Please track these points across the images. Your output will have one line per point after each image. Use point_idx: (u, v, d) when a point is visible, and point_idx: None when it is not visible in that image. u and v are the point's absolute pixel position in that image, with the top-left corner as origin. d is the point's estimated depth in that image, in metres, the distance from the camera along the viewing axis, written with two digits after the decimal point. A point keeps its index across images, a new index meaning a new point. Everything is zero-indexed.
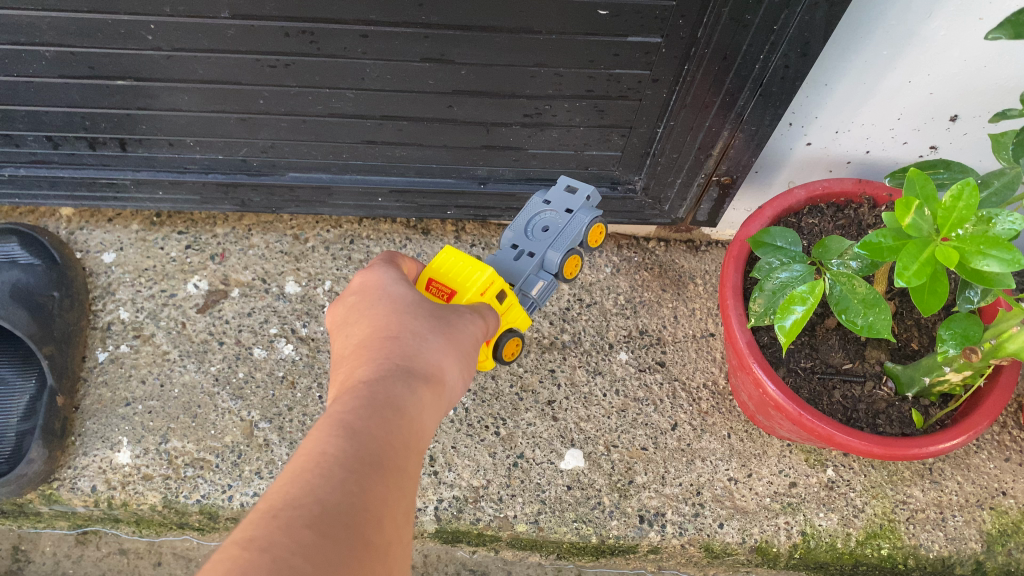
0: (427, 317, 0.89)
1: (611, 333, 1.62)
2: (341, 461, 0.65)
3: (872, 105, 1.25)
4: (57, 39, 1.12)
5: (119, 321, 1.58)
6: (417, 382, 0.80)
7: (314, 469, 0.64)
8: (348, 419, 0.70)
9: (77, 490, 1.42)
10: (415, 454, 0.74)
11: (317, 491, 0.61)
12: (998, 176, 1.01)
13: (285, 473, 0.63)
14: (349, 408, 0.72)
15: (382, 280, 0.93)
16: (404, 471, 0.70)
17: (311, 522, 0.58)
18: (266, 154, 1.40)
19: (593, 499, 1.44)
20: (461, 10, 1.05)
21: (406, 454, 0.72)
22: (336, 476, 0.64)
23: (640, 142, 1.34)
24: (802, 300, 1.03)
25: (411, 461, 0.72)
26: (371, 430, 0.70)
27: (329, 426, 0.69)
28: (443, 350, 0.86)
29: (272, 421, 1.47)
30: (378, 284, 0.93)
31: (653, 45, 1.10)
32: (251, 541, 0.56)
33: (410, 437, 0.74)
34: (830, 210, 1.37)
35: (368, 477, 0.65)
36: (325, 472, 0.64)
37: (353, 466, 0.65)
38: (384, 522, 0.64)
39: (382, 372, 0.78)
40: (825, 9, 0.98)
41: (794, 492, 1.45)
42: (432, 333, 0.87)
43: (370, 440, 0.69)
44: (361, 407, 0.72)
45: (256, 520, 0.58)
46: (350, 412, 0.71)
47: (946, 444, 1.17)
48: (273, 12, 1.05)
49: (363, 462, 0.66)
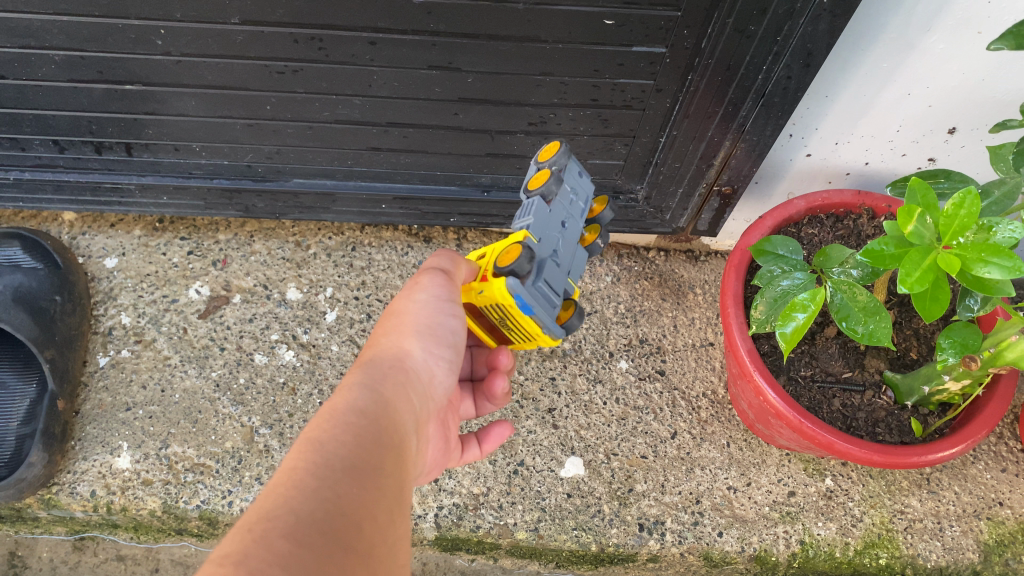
0: (386, 324, 0.98)
1: (612, 342, 1.62)
2: (313, 471, 0.68)
3: (872, 117, 1.27)
4: (66, 44, 1.13)
5: (120, 325, 1.58)
6: (375, 373, 0.87)
7: (288, 481, 0.66)
8: (318, 433, 0.74)
9: (76, 495, 1.42)
10: (393, 449, 0.77)
11: (291, 502, 0.64)
12: (998, 186, 1.02)
13: (264, 489, 0.66)
14: (316, 424, 0.75)
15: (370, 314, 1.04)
16: (381, 468, 0.73)
17: (285, 533, 0.61)
18: (271, 160, 1.40)
19: (592, 507, 1.44)
20: (469, 18, 1.06)
21: (381, 451, 0.75)
22: (310, 486, 0.66)
23: (643, 151, 1.35)
24: (803, 307, 1.04)
25: (387, 456, 0.75)
26: (340, 438, 0.73)
27: (300, 442, 0.72)
28: (402, 340, 0.94)
29: (273, 427, 1.47)
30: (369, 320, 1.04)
31: (658, 55, 1.12)
32: (225, 557, 0.57)
33: (384, 435, 0.77)
34: (829, 220, 1.38)
35: (341, 482, 0.68)
36: (299, 484, 0.66)
37: (324, 474, 0.68)
38: (364, 524, 0.67)
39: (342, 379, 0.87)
40: (828, 21, 1.00)
41: (793, 501, 1.45)
42: (386, 335, 0.96)
43: (340, 447, 0.72)
44: (326, 418, 0.76)
45: (233, 536, 0.60)
46: (320, 425, 0.75)
47: (942, 453, 1.18)
48: (283, 18, 1.06)
49: (333, 468, 0.69)
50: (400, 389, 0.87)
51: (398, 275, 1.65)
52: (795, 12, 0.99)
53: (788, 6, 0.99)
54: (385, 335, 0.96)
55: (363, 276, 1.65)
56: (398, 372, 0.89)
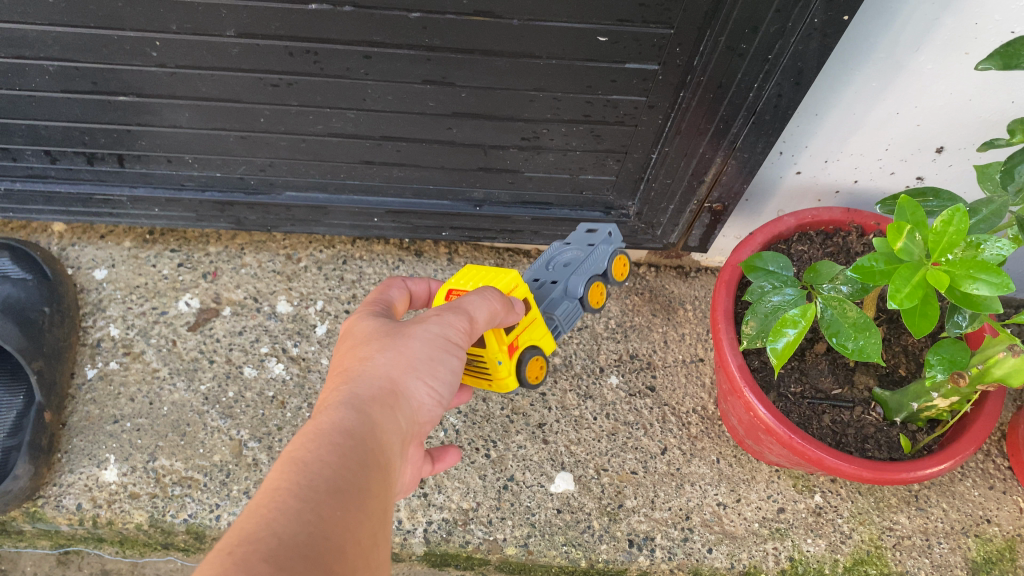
0: (380, 339, 0.91)
1: (602, 357, 1.63)
2: (295, 492, 0.66)
3: (861, 135, 1.28)
4: (60, 54, 1.13)
5: (108, 337, 1.57)
6: (365, 396, 0.82)
7: (270, 503, 0.64)
8: (302, 452, 0.71)
9: (61, 508, 1.41)
10: (377, 471, 0.75)
11: (272, 525, 0.62)
12: (986, 204, 1.03)
13: (245, 510, 0.64)
14: (300, 443, 0.72)
15: (355, 318, 0.96)
16: (364, 491, 0.71)
17: (267, 557, 0.59)
18: (263, 172, 1.41)
19: (582, 523, 1.44)
20: (464, 34, 1.07)
21: (365, 473, 0.73)
22: (291, 508, 0.64)
23: (635, 167, 1.36)
24: (794, 323, 1.04)
25: (371, 479, 0.73)
26: (323, 459, 0.71)
27: (283, 460, 0.70)
28: (395, 364, 0.88)
29: (261, 441, 1.47)
30: (352, 323, 0.96)
31: (650, 72, 1.13)
32: None
33: (369, 457, 0.75)
34: (819, 237, 1.39)
35: (324, 505, 0.66)
36: (280, 506, 0.64)
37: (306, 498, 0.66)
38: (347, 550, 0.65)
39: (329, 399, 0.81)
40: (819, 40, 1.01)
41: (783, 518, 1.45)
42: (381, 351, 0.89)
43: (323, 468, 0.70)
44: (311, 438, 0.73)
45: (210, 559, 0.58)
46: (304, 443, 0.72)
47: (929, 470, 1.18)
48: (278, 31, 1.07)
49: (316, 490, 0.67)
50: (390, 423, 0.81)
51: None
52: (787, 31, 1.01)
53: (780, 24, 1.00)
54: (378, 352, 0.89)
55: (354, 289, 1.65)
56: (392, 405, 0.84)
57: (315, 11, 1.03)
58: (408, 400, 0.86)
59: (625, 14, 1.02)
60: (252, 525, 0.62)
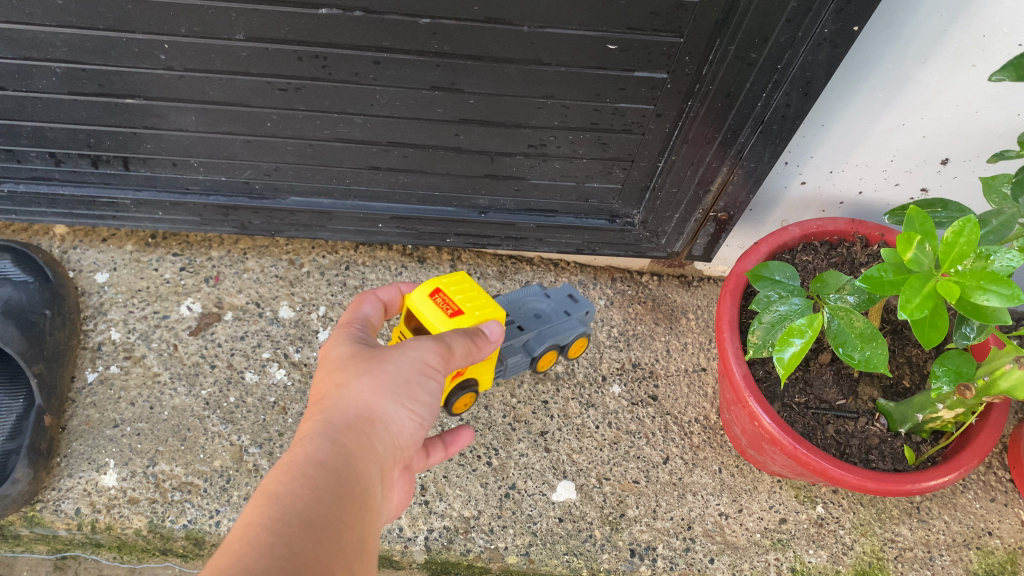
0: (357, 365, 0.93)
1: (604, 365, 1.62)
2: (269, 527, 0.68)
3: (867, 146, 1.28)
4: (68, 56, 1.13)
5: (109, 341, 1.56)
6: (341, 426, 0.84)
7: (242, 539, 0.66)
8: (277, 486, 0.73)
9: (61, 513, 1.39)
10: (353, 502, 0.76)
11: (245, 561, 0.64)
12: (994, 215, 1.05)
13: (220, 546, 0.66)
14: (274, 477, 0.74)
15: (331, 343, 0.98)
16: (339, 523, 0.73)
17: None
18: (269, 177, 1.40)
19: (584, 531, 1.43)
20: (474, 41, 1.07)
21: (340, 505, 0.75)
22: (265, 543, 0.66)
23: (641, 176, 1.36)
24: (800, 333, 1.04)
25: (346, 511, 0.75)
26: (297, 493, 0.73)
27: (258, 495, 0.72)
28: (371, 390, 0.89)
29: (262, 447, 1.46)
30: (327, 348, 0.98)
31: (659, 81, 1.13)
32: None
33: (345, 489, 0.77)
34: (823, 248, 1.39)
35: (296, 539, 0.68)
36: (254, 542, 0.66)
37: (278, 534, 0.68)
38: None
39: (305, 429, 0.83)
40: (828, 50, 1.01)
41: (784, 528, 1.45)
42: (357, 377, 0.91)
43: (297, 502, 0.72)
44: (286, 471, 0.75)
45: None
46: (278, 477, 0.74)
47: (931, 482, 1.18)
48: (288, 35, 1.07)
49: (289, 524, 0.69)
50: (366, 453, 0.83)
51: None
52: (796, 41, 1.01)
53: (790, 34, 1.00)
54: (354, 377, 0.91)
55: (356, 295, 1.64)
56: (369, 434, 0.85)
57: (326, 16, 1.03)
58: (386, 427, 0.88)
59: (635, 22, 1.03)
60: (225, 562, 0.64)
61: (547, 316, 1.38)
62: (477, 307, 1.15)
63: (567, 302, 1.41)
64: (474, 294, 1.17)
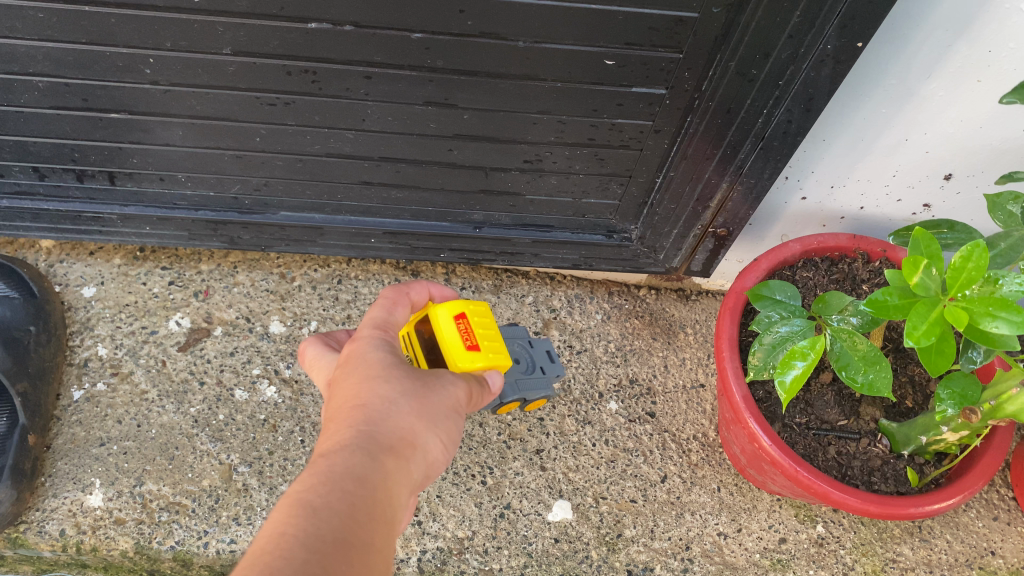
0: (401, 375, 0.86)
1: (601, 382, 1.59)
2: (302, 541, 0.65)
3: (869, 161, 1.25)
4: (50, 70, 1.10)
5: (96, 357, 1.53)
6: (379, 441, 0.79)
7: (275, 550, 0.63)
8: (311, 497, 0.69)
9: (44, 534, 1.36)
10: (382, 523, 0.72)
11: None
12: (1003, 238, 1.03)
13: (249, 555, 0.63)
14: (309, 485, 0.71)
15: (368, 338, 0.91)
16: (369, 545, 0.69)
17: None
18: (258, 192, 1.37)
19: (580, 552, 1.40)
20: (467, 55, 1.04)
21: (372, 525, 0.70)
22: (297, 559, 0.63)
23: (639, 191, 1.34)
24: (803, 356, 1.01)
25: (377, 532, 0.71)
26: (332, 507, 0.69)
27: (290, 505, 0.68)
28: (414, 413, 0.83)
29: (252, 466, 1.43)
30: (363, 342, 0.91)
31: (657, 96, 1.10)
32: None
33: (377, 508, 0.72)
34: (824, 264, 1.36)
35: (330, 557, 0.65)
36: (287, 555, 0.63)
37: (311, 551, 0.64)
38: None
39: (344, 435, 0.78)
40: (831, 66, 0.99)
41: (784, 548, 1.42)
42: (398, 390, 0.84)
43: (331, 517, 0.68)
44: (322, 481, 0.71)
45: None
46: (313, 488, 0.70)
47: (935, 506, 1.15)
48: (276, 50, 1.04)
49: (323, 540, 0.66)
50: (402, 475, 0.78)
51: None
52: (798, 57, 0.98)
53: (792, 51, 0.98)
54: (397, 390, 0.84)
55: (349, 310, 1.62)
56: (407, 457, 0.80)
57: (315, 31, 1.00)
58: (421, 452, 0.82)
59: (633, 37, 1.00)
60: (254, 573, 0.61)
61: (525, 365, 1.35)
62: (492, 345, 1.05)
63: (544, 360, 1.37)
64: (493, 328, 1.08)
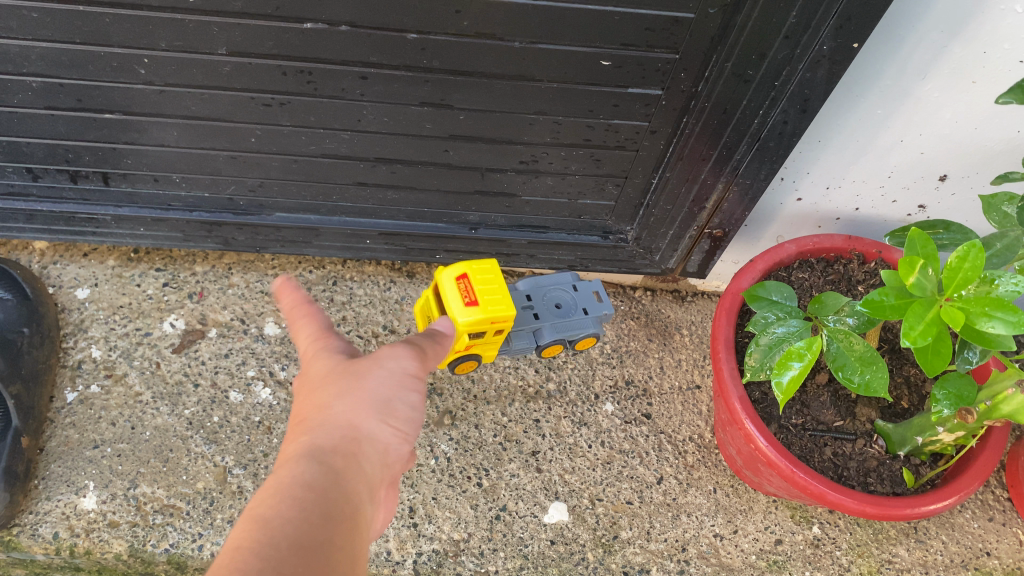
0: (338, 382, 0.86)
1: (597, 383, 1.59)
2: (257, 550, 0.62)
3: (864, 162, 1.25)
4: (44, 71, 1.09)
5: (90, 359, 1.52)
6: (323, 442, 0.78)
7: (228, 563, 0.60)
8: (261, 510, 0.66)
9: (38, 537, 1.35)
10: (341, 523, 0.69)
11: None
12: (999, 238, 1.03)
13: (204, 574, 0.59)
14: (259, 499, 0.68)
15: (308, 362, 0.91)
16: (326, 544, 0.66)
17: None
18: (253, 193, 1.37)
19: (576, 554, 1.40)
20: (463, 56, 1.04)
21: (328, 526, 0.68)
22: (253, 568, 0.60)
23: (634, 193, 1.34)
24: (799, 356, 1.01)
25: (337, 532, 0.68)
26: (285, 514, 0.66)
27: (243, 521, 0.65)
28: (354, 409, 0.83)
29: (247, 468, 1.43)
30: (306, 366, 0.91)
31: (654, 97, 1.10)
32: None
33: (333, 510, 0.70)
34: (820, 264, 1.36)
35: (287, 562, 0.61)
36: (242, 567, 0.60)
37: (267, 556, 0.61)
38: None
39: (289, 451, 0.77)
40: (827, 67, 0.99)
41: (780, 549, 1.42)
42: (338, 396, 0.84)
43: (286, 525, 0.65)
44: (269, 494, 0.69)
45: None
46: (260, 501, 0.68)
47: (931, 506, 1.15)
48: (272, 50, 1.04)
49: (278, 547, 0.63)
50: (354, 470, 0.76)
51: (380, 311, 1.62)
52: (795, 57, 0.99)
53: (788, 51, 0.98)
54: (336, 398, 0.84)
55: (345, 312, 1.61)
56: (355, 452, 0.79)
57: (311, 31, 1.00)
58: (372, 445, 0.81)
59: (629, 37, 1.00)
60: None
61: (566, 308, 1.39)
62: (494, 299, 1.19)
63: (589, 300, 1.41)
64: (495, 283, 1.21)
